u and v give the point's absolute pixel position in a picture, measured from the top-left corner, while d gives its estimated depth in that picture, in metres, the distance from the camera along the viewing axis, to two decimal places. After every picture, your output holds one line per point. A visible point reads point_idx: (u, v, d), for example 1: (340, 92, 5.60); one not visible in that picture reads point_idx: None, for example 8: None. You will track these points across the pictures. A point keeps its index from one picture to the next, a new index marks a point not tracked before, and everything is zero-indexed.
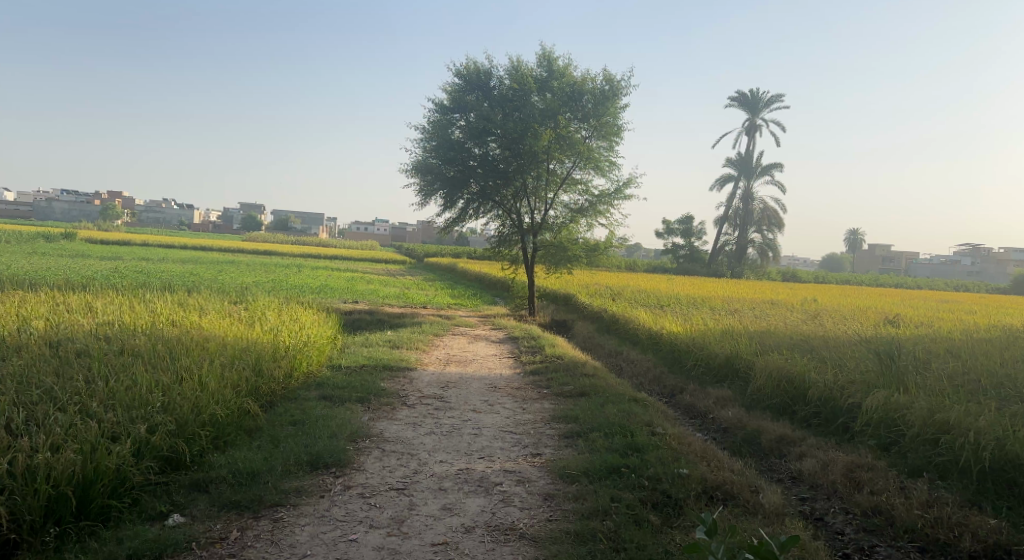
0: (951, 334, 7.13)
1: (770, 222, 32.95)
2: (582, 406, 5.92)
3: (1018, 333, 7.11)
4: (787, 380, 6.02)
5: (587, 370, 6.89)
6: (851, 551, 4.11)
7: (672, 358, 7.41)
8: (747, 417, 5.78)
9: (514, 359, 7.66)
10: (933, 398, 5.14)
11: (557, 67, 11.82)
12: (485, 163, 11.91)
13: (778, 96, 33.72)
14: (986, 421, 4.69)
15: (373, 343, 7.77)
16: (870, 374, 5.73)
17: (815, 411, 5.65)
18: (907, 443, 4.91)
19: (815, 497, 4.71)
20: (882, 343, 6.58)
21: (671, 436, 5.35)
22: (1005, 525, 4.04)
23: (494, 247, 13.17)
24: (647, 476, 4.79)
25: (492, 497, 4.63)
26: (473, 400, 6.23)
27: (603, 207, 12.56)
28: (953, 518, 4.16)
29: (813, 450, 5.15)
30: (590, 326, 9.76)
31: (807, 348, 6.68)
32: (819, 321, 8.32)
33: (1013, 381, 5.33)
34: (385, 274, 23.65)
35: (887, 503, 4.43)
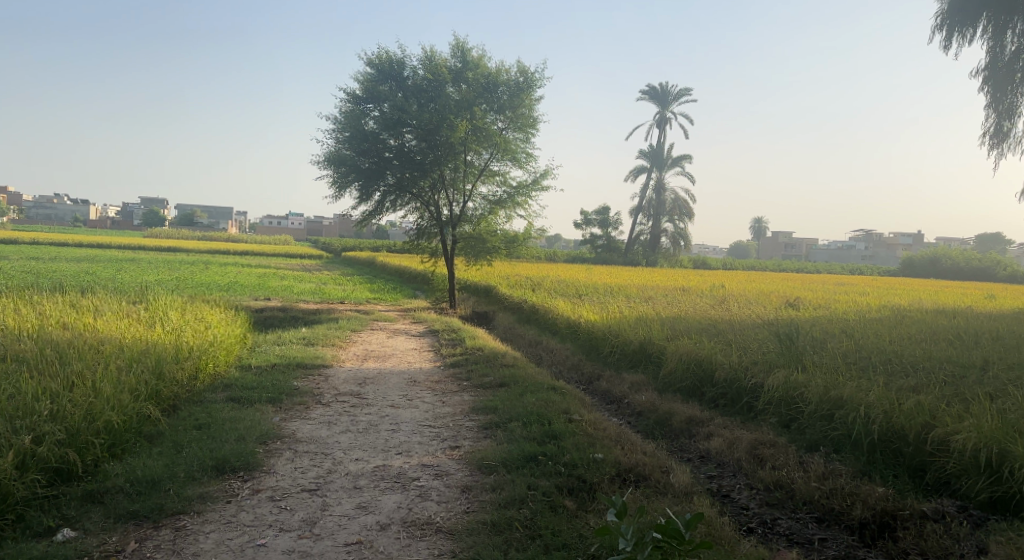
0: (846, 314, 7.57)
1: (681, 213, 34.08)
2: (501, 397, 5.94)
3: (903, 312, 7.64)
4: (696, 362, 6.22)
5: (506, 360, 6.93)
6: (755, 525, 4.34)
7: (590, 346, 7.54)
8: (660, 400, 5.95)
9: (434, 353, 7.60)
10: (828, 375, 5.45)
11: (471, 58, 11.75)
12: (400, 155, 11.69)
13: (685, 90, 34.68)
14: (875, 395, 5.02)
15: (286, 341, 7.54)
16: (771, 354, 6.00)
17: (722, 392, 5.88)
18: (805, 419, 5.20)
19: (722, 474, 4.91)
20: (784, 325, 6.90)
21: (587, 422, 5.45)
22: (891, 492, 4.36)
23: (413, 239, 13.16)
24: (563, 463, 4.85)
25: (409, 493, 4.57)
26: (391, 395, 6.14)
27: (521, 199, 12.70)
28: (846, 488, 4.44)
29: (719, 430, 5.36)
30: (511, 317, 9.83)
31: (714, 332, 6.93)
32: (726, 306, 8.68)
33: (898, 356, 5.72)
34: (301, 270, 23.05)
35: (787, 477, 4.68)
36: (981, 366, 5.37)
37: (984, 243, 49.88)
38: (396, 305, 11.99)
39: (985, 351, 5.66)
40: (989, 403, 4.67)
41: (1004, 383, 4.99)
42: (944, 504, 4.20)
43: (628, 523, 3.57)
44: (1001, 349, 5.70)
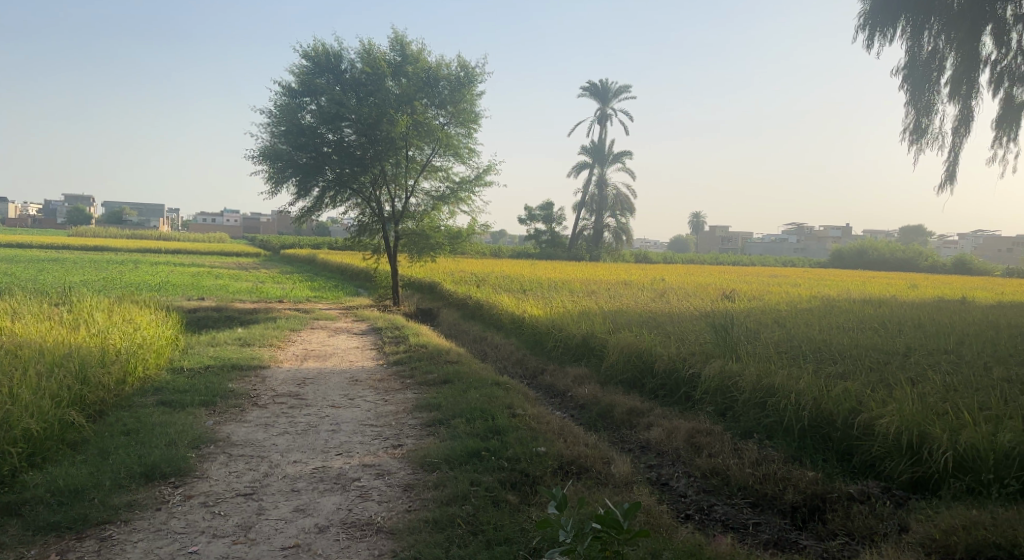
0: (779, 305, 7.82)
1: (623, 208, 34.50)
2: (445, 394, 5.90)
3: (833, 302, 7.94)
4: (636, 354, 6.31)
5: (450, 357, 6.89)
6: (693, 512, 4.44)
7: (534, 341, 7.56)
8: (602, 393, 6.01)
9: (376, 351, 7.51)
10: (761, 364, 5.61)
11: (410, 52, 11.65)
12: (339, 149, 11.47)
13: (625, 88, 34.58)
14: (805, 382, 5.20)
15: (221, 342, 7.32)
16: (708, 345, 6.14)
17: (661, 382, 5.98)
18: (740, 407, 5.35)
19: (661, 463, 5.01)
20: (720, 316, 7.07)
21: (530, 416, 5.46)
22: (820, 476, 4.53)
23: (353, 236, 12.90)
24: (506, 458, 4.85)
25: (349, 494, 4.50)
26: (331, 395, 6.04)
27: (464, 194, 12.68)
28: (778, 473, 4.59)
29: (659, 420, 5.46)
30: (455, 313, 9.79)
31: (654, 324, 7.04)
32: (666, 299, 8.85)
33: (826, 344, 5.94)
34: (236, 268, 22.43)
35: (723, 464, 4.80)
36: (903, 351, 5.62)
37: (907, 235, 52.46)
38: (338, 304, 11.78)
39: (906, 338, 5.94)
40: (910, 388, 4.91)
41: (923, 367, 5.25)
42: (870, 486, 4.40)
43: (568, 515, 3.60)
44: (921, 335, 5.99)
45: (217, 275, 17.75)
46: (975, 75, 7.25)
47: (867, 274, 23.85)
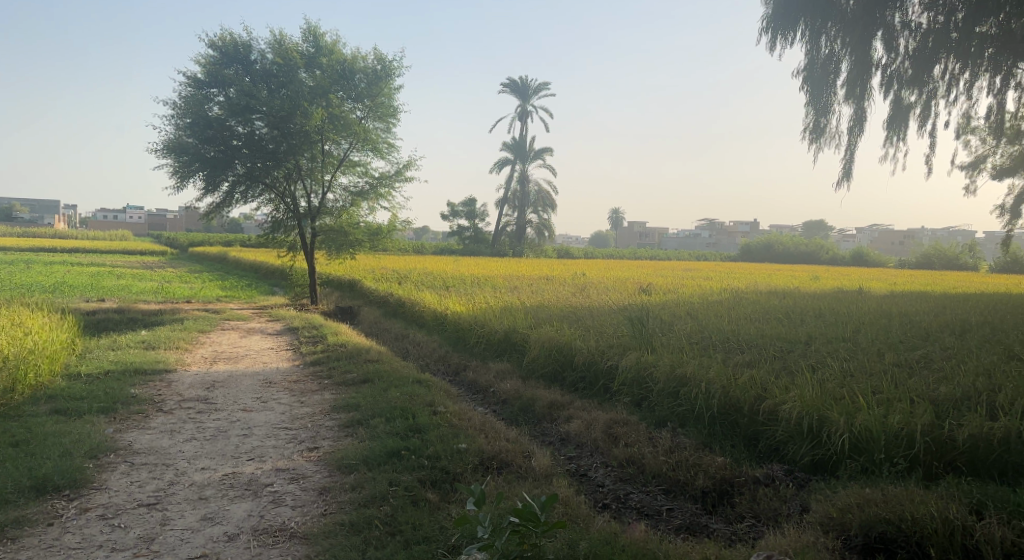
0: (693, 298, 8.10)
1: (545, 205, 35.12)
2: (364, 393, 5.79)
3: (741, 294, 8.28)
4: (556, 348, 6.39)
5: (370, 356, 6.79)
6: (610, 501, 4.52)
7: (456, 337, 7.54)
8: (524, 387, 6.05)
9: (292, 352, 7.30)
10: (674, 355, 5.79)
11: (325, 43, 11.56)
12: (250, 143, 11.10)
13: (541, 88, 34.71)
14: (715, 371, 5.40)
15: (122, 346, 6.93)
16: (625, 338, 6.28)
17: (581, 375, 6.07)
18: (654, 397, 5.50)
19: (580, 454, 5.08)
20: (636, 309, 7.24)
21: (451, 413, 5.44)
22: (729, 461, 4.72)
23: (267, 233, 12.39)
24: (426, 456, 4.81)
25: (261, 500, 4.35)
26: (243, 399, 5.83)
27: (383, 190, 12.57)
28: (690, 460, 4.75)
29: (578, 413, 5.54)
30: (375, 311, 9.65)
31: (575, 319, 7.15)
32: (586, 293, 9.01)
33: (736, 334, 6.18)
34: (139, 268, 21.29)
35: (638, 453, 4.92)
36: (805, 340, 5.92)
37: (812, 230, 55.43)
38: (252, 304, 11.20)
39: (808, 327, 6.25)
40: (810, 375, 5.18)
41: (822, 355, 5.54)
42: (774, 469, 4.62)
43: (485, 511, 3.60)
44: (821, 324, 6.32)
45: (119, 275, 16.74)
46: (867, 78, 6.81)
47: (771, 266, 25.09)
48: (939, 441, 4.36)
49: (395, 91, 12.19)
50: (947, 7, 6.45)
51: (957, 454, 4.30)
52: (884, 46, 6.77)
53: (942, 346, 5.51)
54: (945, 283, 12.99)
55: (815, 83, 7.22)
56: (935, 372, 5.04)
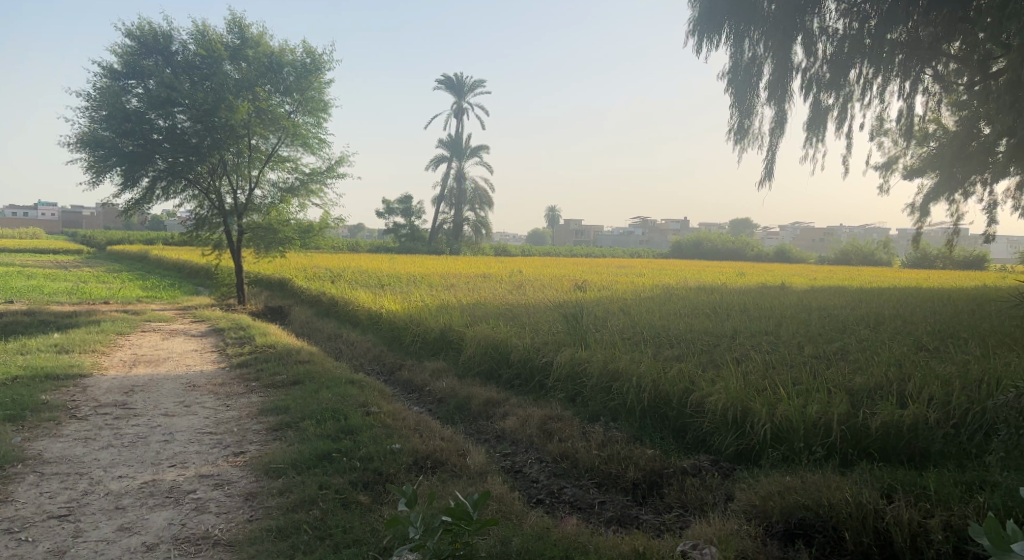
0: (626, 294, 8.25)
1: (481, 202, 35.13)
2: (294, 395, 5.66)
3: (673, 290, 8.49)
4: (492, 346, 6.40)
5: (301, 357, 6.64)
6: (543, 497, 4.56)
7: (392, 336, 7.45)
8: (460, 386, 6.02)
9: (217, 354, 7.06)
10: (607, 350, 5.89)
11: (250, 35, 11.22)
12: (171, 137, 10.68)
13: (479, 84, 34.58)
14: (646, 366, 5.52)
15: (33, 350, 6.56)
16: (560, 335, 6.34)
17: (517, 372, 6.10)
18: (588, 393, 5.58)
19: (515, 451, 5.09)
20: (571, 306, 7.33)
21: (385, 414, 5.36)
22: (658, 454, 4.83)
23: (190, 230, 11.96)
24: (358, 458, 4.73)
25: (183, 507, 4.19)
26: (165, 403, 5.60)
27: (315, 186, 12.40)
28: (621, 453, 4.84)
29: (514, 410, 5.54)
30: (308, 311, 9.44)
31: (511, 316, 7.18)
32: (523, 290, 9.06)
33: (666, 329, 6.33)
34: (49, 267, 20.11)
35: (572, 448, 4.97)
36: (731, 334, 6.11)
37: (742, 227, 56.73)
38: (173, 304, 10.98)
39: (734, 321, 6.46)
40: (736, 368, 5.36)
41: (747, 348, 5.74)
42: (701, 460, 4.76)
43: (417, 511, 3.57)
44: (747, 319, 6.54)
45: (29, 275, 15.77)
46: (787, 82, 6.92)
47: (704, 263, 25.83)
48: (853, 429, 4.58)
49: (326, 85, 12.08)
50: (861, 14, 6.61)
51: (870, 441, 4.52)
52: (803, 51, 6.95)
53: (857, 339, 5.79)
54: (852, 279, 13.69)
55: (739, 85, 7.33)
56: (850, 363, 5.29)
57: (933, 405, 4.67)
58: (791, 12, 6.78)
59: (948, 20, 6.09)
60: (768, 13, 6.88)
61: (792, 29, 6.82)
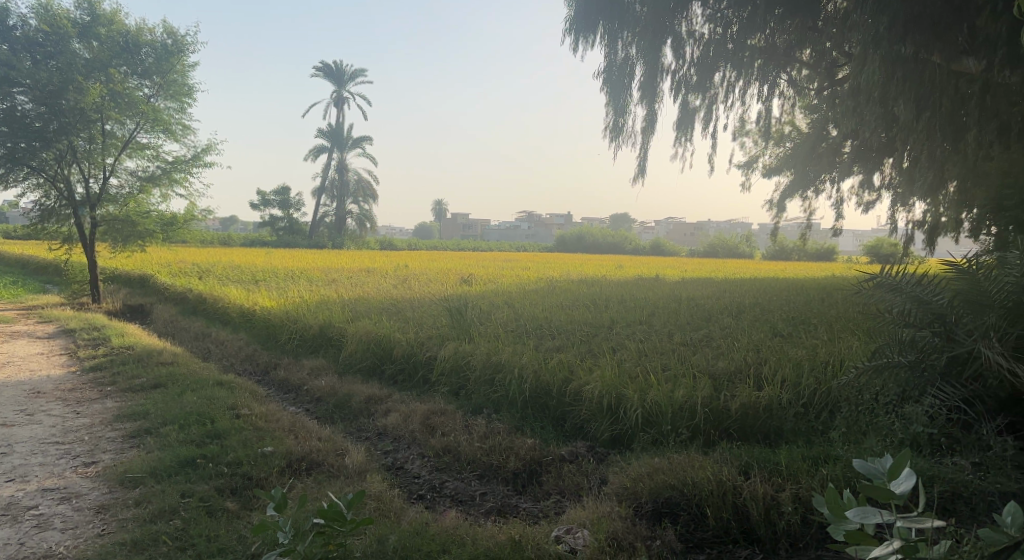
0: (511, 287, 8.35)
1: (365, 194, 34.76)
2: (155, 399, 5.30)
3: (556, 283, 8.69)
4: (374, 342, 6.29)
5: (164, 358, 6.23)
6: (424, 492, 4.52)
7: (266, 335, 7.16)
8: (339, 383, 5.86)
9: (68, 357, 6.49)
10: (490, 343, 5.94)
11: (102, 12, 10.47)
12: (8, 118, 9.74)
13: (359, 71, 33.88)
14: (528, 357, 5.62)
15: None
16: (444, 329, 6.34)
17: (400, 367, 6.03)
18: (471, 386, 5.59)
19: (397, 447, 4.97)
20: (456, 299, 7.33)
21: (256, 416, 5.13)
22: (539, 443, 4.92)
23: (34, 222, 10.88)
24: (226, 463, 4.49)
25: (22, 525, 3.81)
26: (2, 413, 5.09)
27: (180, 175, 11.76)
28: (502, 444, 4.88)
29: (396, 405, 5.44)
30: (172, 309, 8.85)
31: (394, 310, 7.11)
32: (407, 285, 8.97)
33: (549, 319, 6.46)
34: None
35: (455, 441, 4.94)
36: (608, 324, 6.35)
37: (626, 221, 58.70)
38: (17, 304, 9.95)
39: (612, 312, 6.71)
40: (613, 357, 5.56)
41: (623, 337, 5.97)
42: (578, 446, 4.91)
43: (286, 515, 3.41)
44: (624, 309, 6.81)
45: None
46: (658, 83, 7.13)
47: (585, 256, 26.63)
48: (716, 411, 4.87)
49: (189, 68, 11.51)
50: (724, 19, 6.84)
51: (730, 421, 4.82)
52: (672, 53, 7.14)
53: (721, 326, 6.17)
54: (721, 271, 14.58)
55: (614, 84, 7.49)
56: (715, 349, 5.63)
57: (786, 386, 5.06)
58: (660, 16, 6.96)
59: (800, 29, 6.54)
60: (639, 15, 7.04)
61: (663, 33, 7.01)
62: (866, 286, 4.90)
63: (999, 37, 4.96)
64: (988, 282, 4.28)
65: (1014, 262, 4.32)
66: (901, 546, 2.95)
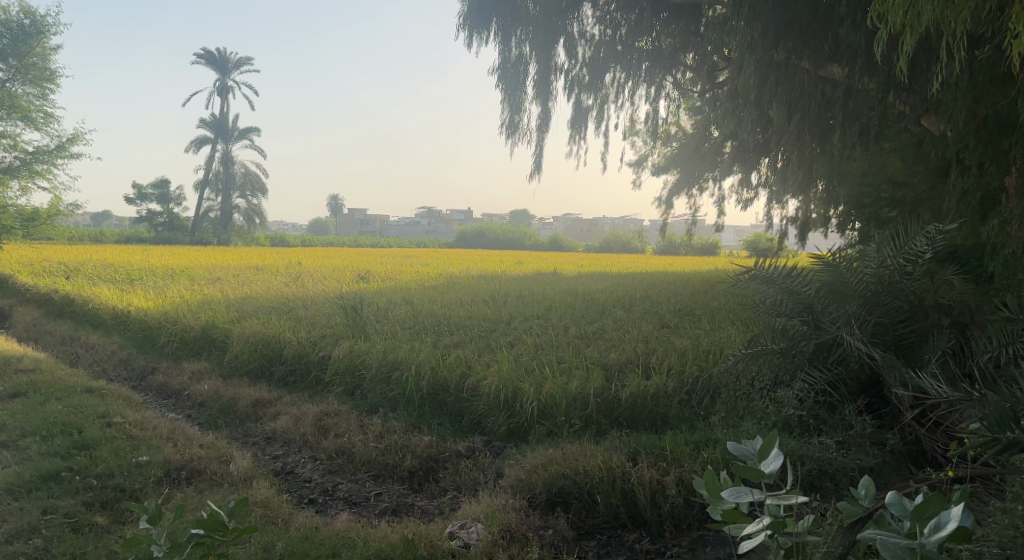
0: (409, 284, 8.28)
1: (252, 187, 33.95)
2: (13, 410, 4.86)
3: (454, 279, 8.70)
4: (262, 343, 6.07)
5: (24, 365, 5.72)
6: (316, 495, 4.35)
7: (143, 338, 6.75)
8: (225, 387, 5.59)
9: None
10: (386, 341, 5.86)
11: None
12: None
13: (245, 58, 32.64)
14: (424, 354, 5.59)
15: None
16: (338, 327, 6.21)
17: (291, 369, 5.83)
18: (367, 385, 5.49)
19: (287, 451, 4.78)
20: (351, 297, 7.18)
21: (130, 424, 4.81)
22: (435, 440, 4.87)
23: None
24: (95, 475, 4.17)
25: None
26: None
27: None
28: (398, 443, 4.79)
29: (286, 408, 5.26)
30: (34, 312, 8.15)
31: (285, 310, 6.91)
32: (299, 282, 8.70)
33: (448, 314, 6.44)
34: None
35: (348, 443, 4.79)
36: (506, 319, 6.42)
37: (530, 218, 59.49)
38: None
39: (511, 307, 6.78)
40: (510, 351, 5.62)
41: (520, 331, 6.06)
42: (474, 442, 4.90)
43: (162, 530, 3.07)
44: (521, 304, 6.90)
45: None
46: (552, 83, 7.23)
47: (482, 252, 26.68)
48: (608, 401, 5.02)
49: None
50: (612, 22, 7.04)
51: (620, 410, 5.00)
52: (565, 52, 7.26)
53: (614, 319, 6.37)
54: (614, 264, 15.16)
55: (508, 81, 7.58)
56: (607, 341, 5.81)
57: (671, 375, 5.29)
58: (551, 14, 6.99)
59: (683, 33, 6.99)
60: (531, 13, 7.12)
61: (554, 31, 7.05)
62: (742, 278, 5.22)
63: (857, 46, 5.35)
64: (851, 274, 4.71)
65: (872, 254, 4.75)
66: (769, 523, 3.19)
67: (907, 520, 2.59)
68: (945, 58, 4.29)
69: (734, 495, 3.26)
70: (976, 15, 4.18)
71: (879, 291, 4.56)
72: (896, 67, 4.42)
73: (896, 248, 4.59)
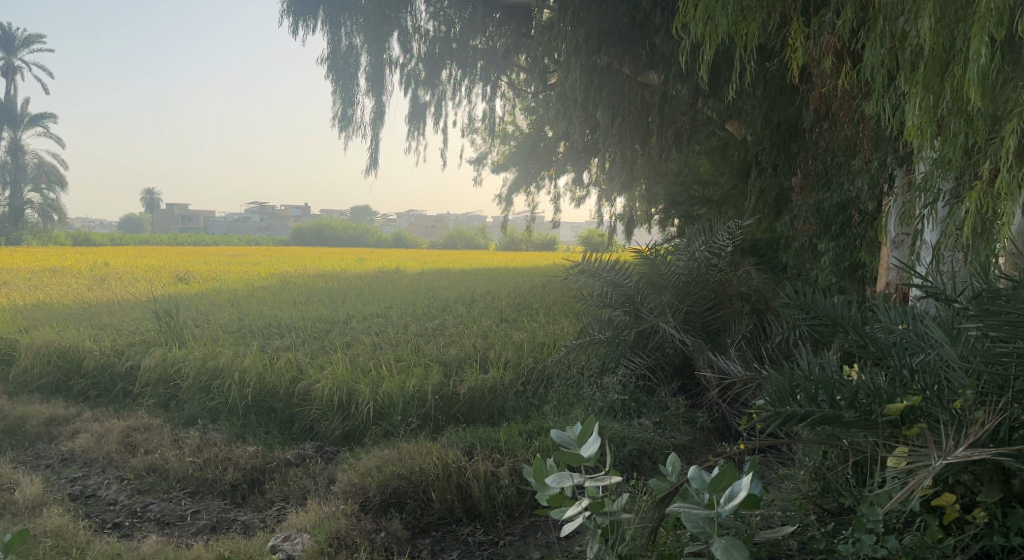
0: (237, 284, 7.79)
1: None
2: None
3: (287, 279, 8.27)
4: (56, 353, 5.39)
5: None
6: (123, 518, 3.89)
7: None
8: (9, 405, 4.94)
9: None
10: (205, 347, 5.47)
11: None
12: None
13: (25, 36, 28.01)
14: (249, 359, 5.24)
15: None
16: (150, 333, 5.66)
17: (94, 382, 5.33)
18: (184, 394, 5.10)
19: (87, 474, 4.26)
20: (168, 298, 6.60)
21: None
22: (261, 449, 4.54)
23: None
24: None
25: None
26: None
27: None
28: (219, 455, 4.41)
29: (86, 425, 4.73)
30: None
31: (84, 315, 6.17)
32: (105, 283, 7.85)
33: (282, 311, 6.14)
34: None
35: (161, 459, 4.36)
36: (343, 320, 6.25)
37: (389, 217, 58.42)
38: None
39: (349, 307, 6.59)
40: (346, 351, 5.47)
41: (358, 331, 5.92)
42: (305, 448, 4.65)
43: None
44: (358, 304, 6.74)
45: None
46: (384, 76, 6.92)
47: None
48: (446, 397, 4.95)
49: None
50: (446, 19, 7.23)
51: (459, 405, 4.95)
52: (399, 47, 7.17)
53: (455, 315, 6.43)
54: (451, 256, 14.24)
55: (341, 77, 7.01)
56: (446, 336, 5.84)
57: (507, 368, 5.38)
58: (383, 8, 6.95)
59: (515, 34, 7.08)
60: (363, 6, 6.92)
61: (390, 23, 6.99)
62: (571, 272, 5.51)
63: (671, 54, 5.80)
64: (664, 267, 5.15)
65: (682, 248, 5.23)
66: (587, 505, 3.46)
67: (707, 489, 3.10)
68: (739, 67, 4.72)
69: (555, 480, 3.62)
70: (763, 29, 4.62)
71: (689, 282, 5.04)
72: (699, 73, 4.78)
73: (702, 241, 5.14)
